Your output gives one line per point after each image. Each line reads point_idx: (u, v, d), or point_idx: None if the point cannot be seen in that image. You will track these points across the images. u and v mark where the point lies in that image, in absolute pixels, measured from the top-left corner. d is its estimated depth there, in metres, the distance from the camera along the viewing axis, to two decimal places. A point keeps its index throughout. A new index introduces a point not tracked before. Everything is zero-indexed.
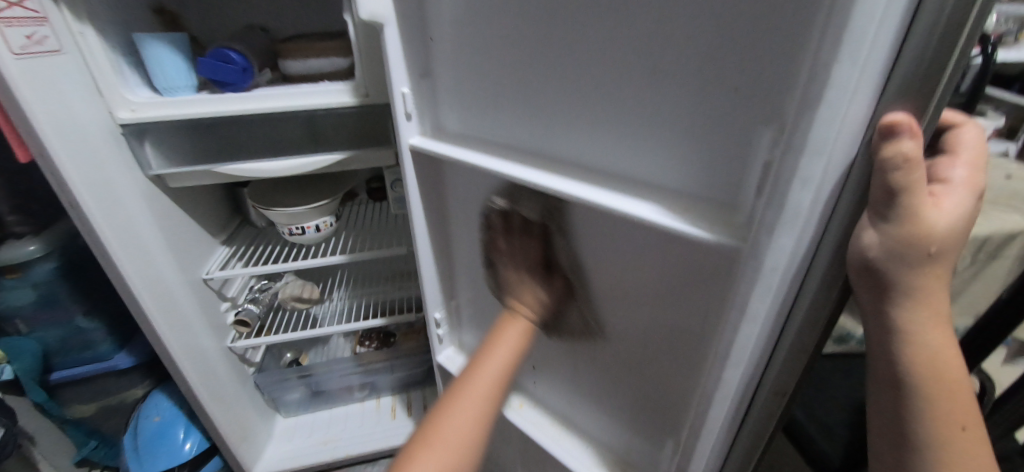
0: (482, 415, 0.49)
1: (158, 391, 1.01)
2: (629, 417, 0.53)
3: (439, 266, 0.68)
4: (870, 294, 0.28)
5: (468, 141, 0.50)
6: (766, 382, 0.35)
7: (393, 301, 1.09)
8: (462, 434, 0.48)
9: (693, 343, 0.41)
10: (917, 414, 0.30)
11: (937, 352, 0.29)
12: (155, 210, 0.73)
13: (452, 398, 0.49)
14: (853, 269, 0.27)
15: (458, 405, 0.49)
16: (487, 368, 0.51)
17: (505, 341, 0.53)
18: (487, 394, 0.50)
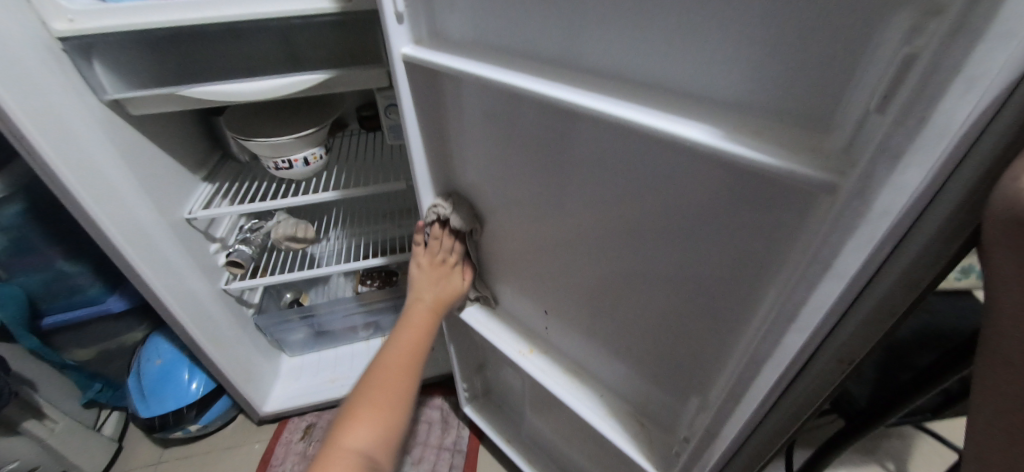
0: (405, 380, 0.64)
1: (157, 334, 0.98)
2: (651, 367, 0.49)
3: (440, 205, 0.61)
4: (1009, 251, 0.22)
5: (473, 51, 0.41)
6: (834, 345, 0.29)
7: (393, 240, 1.03)
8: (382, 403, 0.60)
9: (741, 296, 0.35)
10: None
11: None
12: (118, 144, 0.65)
13: (380, 371, 0.63)
14: (998, 220, 0.21)
15: (387, 360, 0.64)
16: (405, 335, 0.65)
17: (419, 321, 0.66)
18: (404, 368, 0.64)
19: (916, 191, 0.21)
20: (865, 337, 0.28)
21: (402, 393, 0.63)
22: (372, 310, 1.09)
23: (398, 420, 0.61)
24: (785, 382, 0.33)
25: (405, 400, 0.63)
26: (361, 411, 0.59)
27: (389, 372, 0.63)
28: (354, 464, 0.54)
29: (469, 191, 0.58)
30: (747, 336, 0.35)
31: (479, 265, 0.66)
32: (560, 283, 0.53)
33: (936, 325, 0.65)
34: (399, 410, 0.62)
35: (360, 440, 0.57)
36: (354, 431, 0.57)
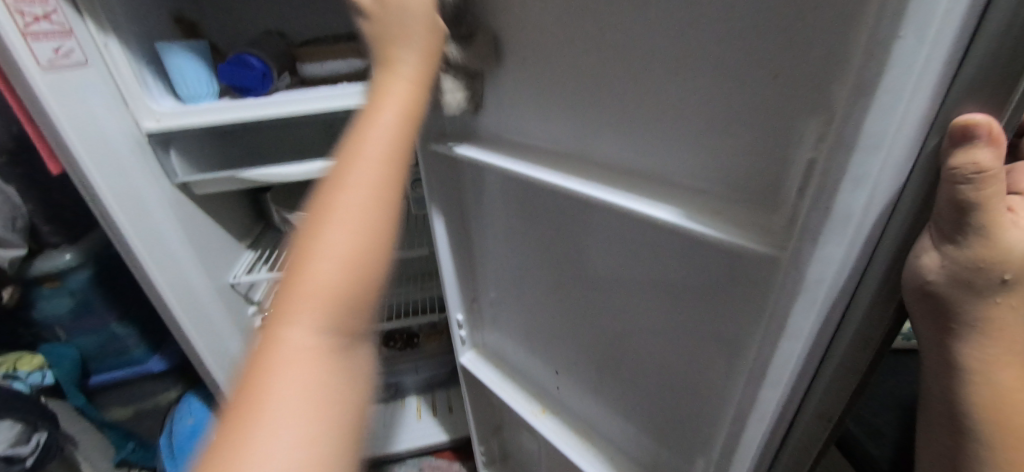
0: (377, 218, 0.29)
1: (190, 394, 1.04)
2: (656, 426, 0.51)
3: (459, 272, 0.68)
4: (930, 324, 0.24)
5: (489, 142, 0.49)
6: (811, 401, 0.32)
7: (415, 302, 1.09)
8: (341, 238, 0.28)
9: (727, 356, 0.38)
10: (978, 458, 0.25)
11: (1006, 394, 0.24)
12: (181, 218, 0.74)
13: (310, 248, 0.27)
14: (908, 295, 0.24)
15: (335, 221, 0.28)
16: (353, 193, 0.29)
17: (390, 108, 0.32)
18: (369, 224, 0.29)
19: (840, 263, 0.25)
20: (837, 396, 0.31)
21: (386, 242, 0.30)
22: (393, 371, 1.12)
23: (370, 324, 0.30)
24: (774, 438, 0.35)
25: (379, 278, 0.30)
26: (291, 348, 0.26)
27: (356, 215, 0.28)
28: (338, 409, 0.26)
29: (486, 256, 0.64)
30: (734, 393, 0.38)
31: (495, 324, 0.71)
32: (567, 343, 0.57)
33: None
34: (387, 246, 0.30)
35: (295, 366, 0.26)
36: (277, 354, 0.26)
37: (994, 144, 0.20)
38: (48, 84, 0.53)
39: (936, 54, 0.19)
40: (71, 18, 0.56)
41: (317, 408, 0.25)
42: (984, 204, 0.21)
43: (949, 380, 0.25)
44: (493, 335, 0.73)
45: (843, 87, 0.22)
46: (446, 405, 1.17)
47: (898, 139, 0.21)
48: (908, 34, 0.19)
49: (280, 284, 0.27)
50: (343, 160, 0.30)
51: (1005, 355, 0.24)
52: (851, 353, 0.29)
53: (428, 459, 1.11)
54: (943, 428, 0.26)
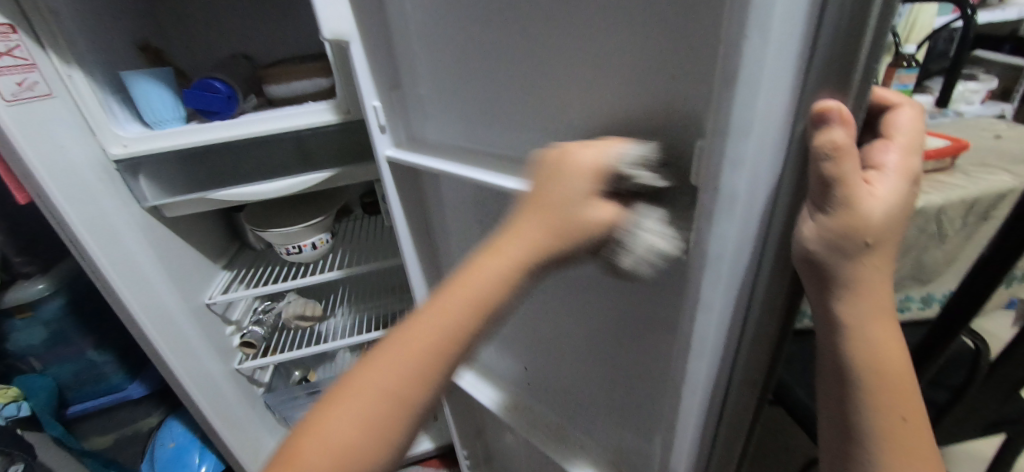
0: (391, 409, 0.34)
1: (172, 418, 1.04)
2: (617, 411, 0.54)
3: (427, 278, 0.70)
4: (814, 287, 0.27)
5: (445, 149, 0.51)
6: (737, 370, 0.35)
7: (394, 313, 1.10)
8: (361, 416, 0.34)
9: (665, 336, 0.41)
10: (861, 407, 0.28)
11: (879, 345, 0.27)
12: (153, 241, 0.75)
13: (336, 415, 0.34)
14: (797, 263, 0.27)
15: (366, 387, 0.34)
16: (383, 381, 0.34)
17: (471, 285, 0.34)
18: (386, 411, 0.34)
19: (734, 238, 0.28)
20: (756, 364, 0.34)
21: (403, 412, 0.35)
22: None
23: None
24: (711, 409, 0.38)
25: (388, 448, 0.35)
26: None
27: (388, 372, 0.34)
28: None
29: (452, 260, 0.66)
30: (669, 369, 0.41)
31: None
32: (532, 338, 0.60)
33: None
34: (393, 430, 0.35)
35: None
36: None
37: (847, 126, 0.23)
38: (12, 117, 0.55)
39: (784, 51, 0.23)
40: (35, 53, 0.58)
41: None
42: (842, 179, 0.24)
43: (835, 337, 0.28)
44: None
45: (715, 82, 0.26)
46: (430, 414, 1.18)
47: (765, 126, 0.25)
48: (752, 33, 0.22)
49: (301, 430, 0.35)
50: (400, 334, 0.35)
51: (875, 311, 0.27)
52: (759, 322, 0.32)
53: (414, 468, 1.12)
54: (831, 384, 0.29)
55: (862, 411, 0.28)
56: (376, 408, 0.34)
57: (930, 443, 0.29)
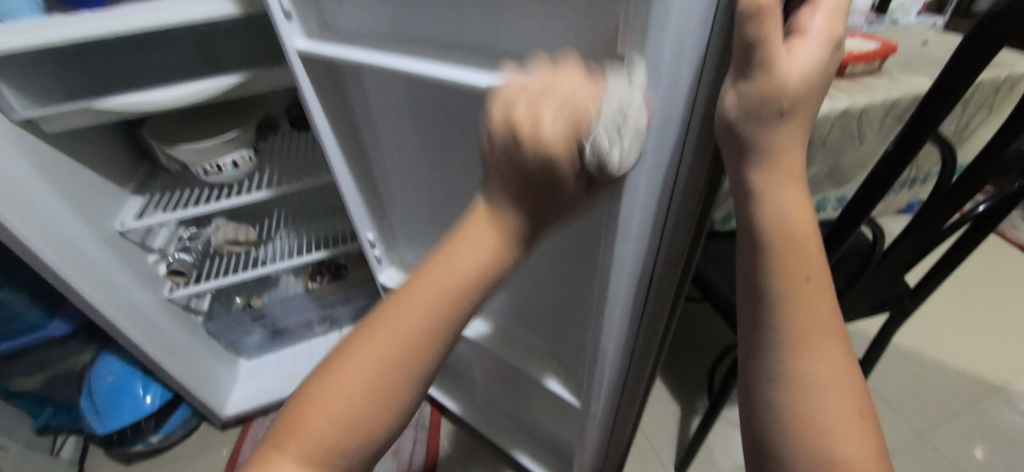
0: (381, 378, 0.33)
1: (107, 353, 0.97)
2: (555, 310, 0.57)
3: (362, 191, 0.67)
4: (732, 157, 0.28)
5: (362, 40, 0.45)
6: (663, 253, 0.37)
7: (336, 233, 1.05)
8: (347, 383, 0.33)
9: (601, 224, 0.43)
10: (769, 270, 0.30)
11: (791, 210, 0.28)
12: (36, 162, 0.66)
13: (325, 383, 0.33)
14: (718, 133, 0.27)
15: (357, 362, 0.33)
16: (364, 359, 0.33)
17: (422, 295, 0.32)
18: (378, 373, 0.33)
19: (661, 115, 0.27)
20: (673, 241, 0.37)
21: (411, 361, 0.33)
22: (324, 303, 1.12)
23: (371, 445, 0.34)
24: (637, 292, 0.40)
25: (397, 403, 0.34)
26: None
27: (374, 347, 0.33)
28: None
29: (386, 170, 0.63)
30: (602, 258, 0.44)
31: (408, 239, 0.72)
32: None
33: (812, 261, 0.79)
34: (390, 393, 0.33)
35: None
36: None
37: None
38: None
39: None
40: None
41: None
42: (765, 42, 0.23)
43: (749, 209, 0.29)
44: (408, 251, 0.75)
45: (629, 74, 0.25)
46: None
47: None
48: None
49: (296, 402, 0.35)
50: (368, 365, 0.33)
51: (789, 180, 0.27)
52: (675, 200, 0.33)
53: None
54: (746, 250, 0.31)
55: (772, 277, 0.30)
56: (368, 371, 0.33)
57: (831, 303, 0.31)
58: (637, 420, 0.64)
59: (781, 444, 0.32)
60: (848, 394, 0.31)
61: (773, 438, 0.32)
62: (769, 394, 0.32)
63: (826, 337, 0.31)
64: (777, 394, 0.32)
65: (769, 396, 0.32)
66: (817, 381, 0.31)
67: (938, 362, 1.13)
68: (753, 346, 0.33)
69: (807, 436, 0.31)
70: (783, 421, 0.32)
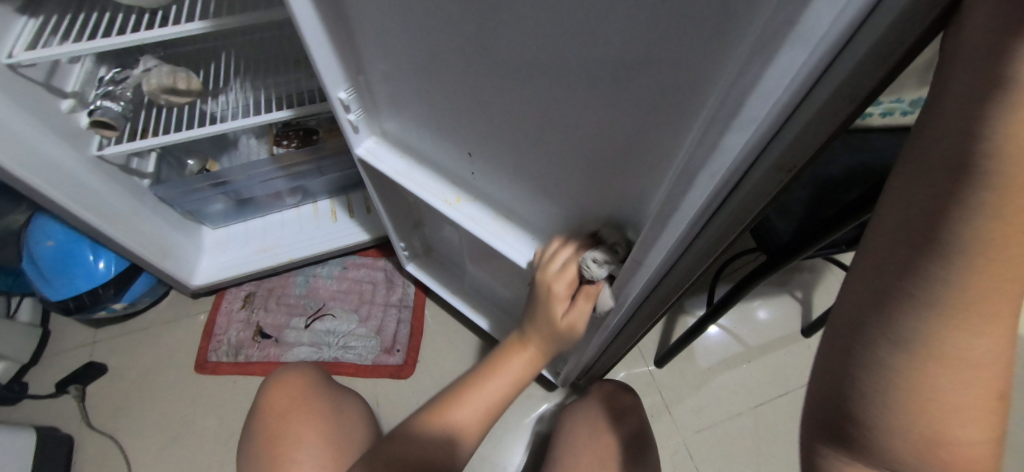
0: (472, 417, 0.62)
1: (40, 215, 0.85)
2: (579, 205, 0.48)
3: (330, 31, 0.49)
4: None
5: None
6: (773, 155, 0.26)
7: (304, 92, 0.88)
8: (455, 424, 0.62)
9: (683, 99, 0.29)
10: (967, 204, 0.21)
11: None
12: None
13: (438, 421, 0.62)
14: None
15: (463, 402, 0.63)
16: (469, 401, 0.63)
17: (512, 368, 0.63)
18: (474, 418, 0.63)
19: None
20: (806, 134, 0.24)
21: (483, 422, 0.64)
22: (294, 173, 0.98)
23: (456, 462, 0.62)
24: (717, 197, 0.31)
25: (479, 431, 0.64)
26: (412, 449, 0.59)
27: (473, 400, 0.63)
28: (424, 449, 0.59)
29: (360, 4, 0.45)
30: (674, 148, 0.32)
31: (392, 105, 0.57)
32: (478, 119, 0.47)
33: (869, 163, 0.67)
34: (469, 441, 0.63)
35: (434, 430, 0.61)
36: (433, 423, 0.62)
37: None
38: None
39: None
40: None
41: (422, 437, 0.60)
42: None
43: None
44: (393, 122, 0.60)
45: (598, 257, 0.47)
46: (364, 206, 1.08)
47: None
48: None
49: (417, 423, 0.63)
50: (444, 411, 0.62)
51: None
52: (858, 68, 0.20)
53: (352, 258, 1.10)
54: (937, 175, 0.22)
55: (977, 212, 0.21)
56: (467, 419, 0.62)
57: None
58: (644, 332, 0.59)
59: (877, 409, 0.27)
60: (985, 363, 0.24)
61: (866, 405, 0.27)
62: (886, 362, 0.26)
63: (997, 313, 0.23)
64: (899, 361, 0.25)
65: (883, 361, 0.26)
66: (965, 358, 0.24)
67: None
68: (881, 298, 0.25)
69: (914, 411, 0.26)
70: (886, 390, 0.26)
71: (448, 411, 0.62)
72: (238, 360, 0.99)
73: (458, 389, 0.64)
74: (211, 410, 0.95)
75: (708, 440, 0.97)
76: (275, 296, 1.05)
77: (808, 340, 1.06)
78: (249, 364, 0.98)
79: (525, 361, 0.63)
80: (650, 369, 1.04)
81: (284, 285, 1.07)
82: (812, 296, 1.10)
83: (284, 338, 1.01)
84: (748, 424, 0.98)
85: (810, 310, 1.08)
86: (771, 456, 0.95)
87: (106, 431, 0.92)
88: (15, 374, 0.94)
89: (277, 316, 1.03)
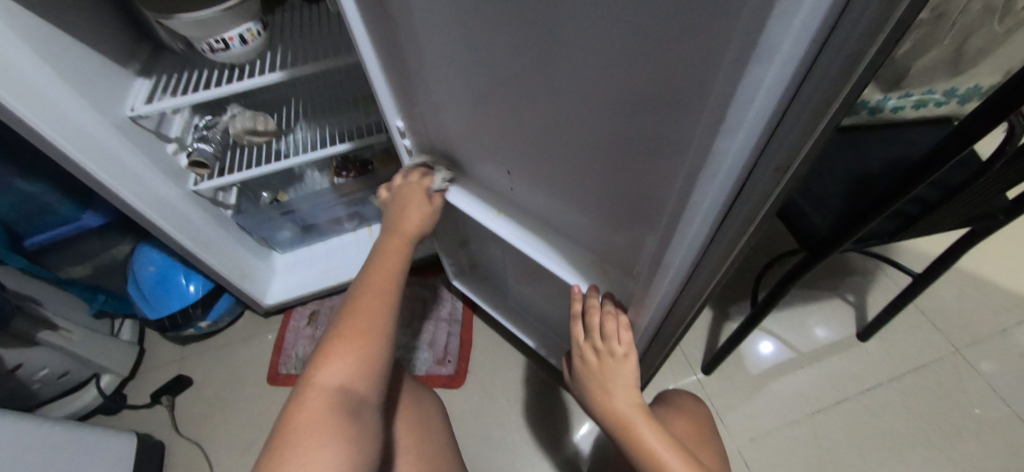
0: (375, 321, 0.56)
1: (144, 245, 0.99)
2: (606, 219, 0.51)
3: (386, 70, 0.58)
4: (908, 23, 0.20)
5: None
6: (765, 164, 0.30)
7: (361, 127, 0.98)
8: (351, 345, 0.53)
9: (677, 135, 0.33)
10: None
11: None
12: (29, 38, 0.59)
13: (332, 357, 0.52)
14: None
15: (356, 323, 0.55)
16: (360, 340, 0.54)
17: (389, 265, 0.63)
18: (376, 328, 0.56)
19: None
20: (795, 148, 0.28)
21: (385, 324, 0.56)
22: (352, 200, 1.08)
23: (382, 342, 0.55)
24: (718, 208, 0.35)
25: (387, 334, 0.56)
26: (322, 387, 0.50)
27: (361, 317, 0.56)
28: (332, 390, 0.50)
29: (412, 49, 0.53)
30: (676, 173, 0.37)
31: (439, 132, 0.64)
32: (512, 140, 0.53)
33: (901, 157, 0.69)
34: (384, 326, 0.56)
35: (336, 375, 0.51)
36: (327, 364, 0.52)
37: None
38: None
39: None
40: None
41: (322, 389, 0.50)
42: None
43: None
44: (440, 146, 0.67)
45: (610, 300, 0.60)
46: None
47: None
48: None
49: (297, 393, 0.51)
50: (365, 274, 0.62)
51: None
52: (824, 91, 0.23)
53: None
54: None
55: None
56: (370, 329, 0.55)
57: None
58: (680, 339, 0.61)
59: None
60: None
61: None
62: None
63: None
64: None
65: None
66: None
67: (990, 278, 1.08)
68: None
69: None
70: None
71: (327, 359, 0.52)
72: (305, 372, 1.07)
73: (333, 332, 0.55)
74: None
75: (763, 448, 0.95)
76: (337, 313, 1.15)
77: (864, 344, 1.03)
78: None
79: (393, 259, 0.63)
80: (698, 377, 1.04)
81: (344, 303, 1.16)
82: (864, 300, 1.08)
83: None
84: (805, 431, 0.96)
85: (864, 314, 1.06)
86: (832, 466, 0.92)
87: (193, 438, 1.02)
88: (117, 387, 1.06)
89: None
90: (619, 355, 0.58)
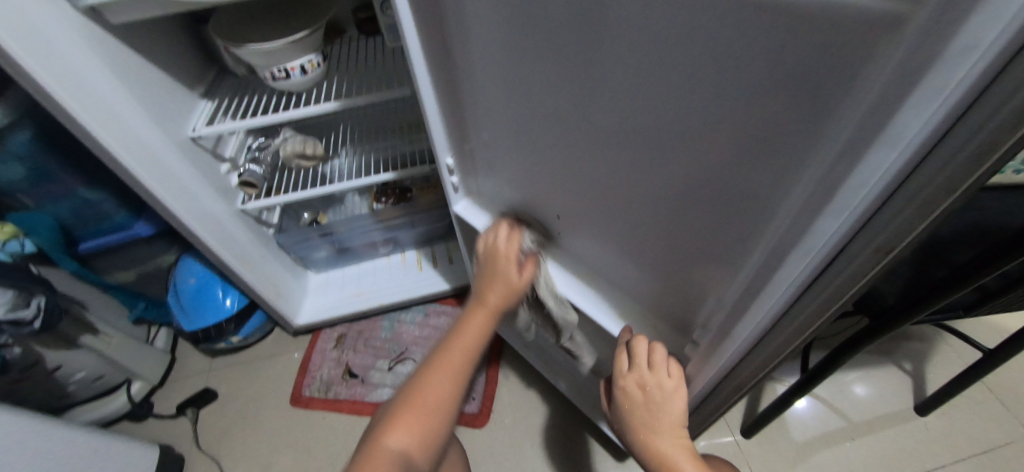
0: (445, 401, 0.58)
1: (188, 256, 1.01)
2: (661, 272, 0.49)
3: (443, 109, 0.58)
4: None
5: None
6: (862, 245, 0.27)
7: (406, 155, 1.00)
8: (419, 421, 0.57)
9: (762, 199, 0.31)
10: None
11: None
12: (108, 61, 0.62)
13: (401, 420, 0.57)
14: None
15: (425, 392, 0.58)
16: (425, 414, 0.57)
17: (470, 335, 0.61)
18: (441, 408, 0.58)
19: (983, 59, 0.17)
20: (902, 232, 0.25)
21: (449, 406, 0.59)
22: (390, 225, 1.09)
23: (446, 421, 0.59)
24: (798, 282, 0.32)
25: (449, 410, 0.59)
26: (384, 453, 0.55)
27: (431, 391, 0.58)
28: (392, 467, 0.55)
29: (470, 89, 0.53)
30: (754, 237, 0.34)
31: (488, 170, 0.64)
32: (566, 186, 0.52)
33: (975, 226, 0.64)
34: (448, 412, 0.59)
35: (397, 439, 0.56)
36: (395, 429, 0.56)
37: None
38: None
39: None
40: None
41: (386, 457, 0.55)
42: None
43: None
44: (487, 184, 0.67)
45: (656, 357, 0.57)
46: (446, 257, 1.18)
47: None
48: None
49: (371, 443, 0.57)
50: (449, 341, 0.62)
51: None
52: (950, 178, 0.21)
53: (433, 305, 1.18)
54: None
55: None
56: (440, 400, 0.58)
57: None
58: (731, 406, 0.56)
59: None
60: None
61: None
62: None
63: None
64: None
65: None
66: None
67: None
68: None
69: None
70: None
71: (397, 424, 0.56)
72: (327, 396, 1.06)
73: (411, 385, 0.59)
74: (300, 443, 1.01)
75: None
76: (364, 338, 1.14)
77: (924, 419, 0.95)
78: (337, 401, 1.05)
79: (476, 326, 0.62)
80: (736, 439, 0.97)
81: (372, 328, 1.16)
82: (923, 370, 1.00)
83: (370, 378, 1.08)
84: None
85: (923, 386, 0.98)
86: None
87: (213, 453, 1.01)
88: (146, 394, 1.07)
89: (364, 357, 1.11)
90: (667, 389, 0.52)
